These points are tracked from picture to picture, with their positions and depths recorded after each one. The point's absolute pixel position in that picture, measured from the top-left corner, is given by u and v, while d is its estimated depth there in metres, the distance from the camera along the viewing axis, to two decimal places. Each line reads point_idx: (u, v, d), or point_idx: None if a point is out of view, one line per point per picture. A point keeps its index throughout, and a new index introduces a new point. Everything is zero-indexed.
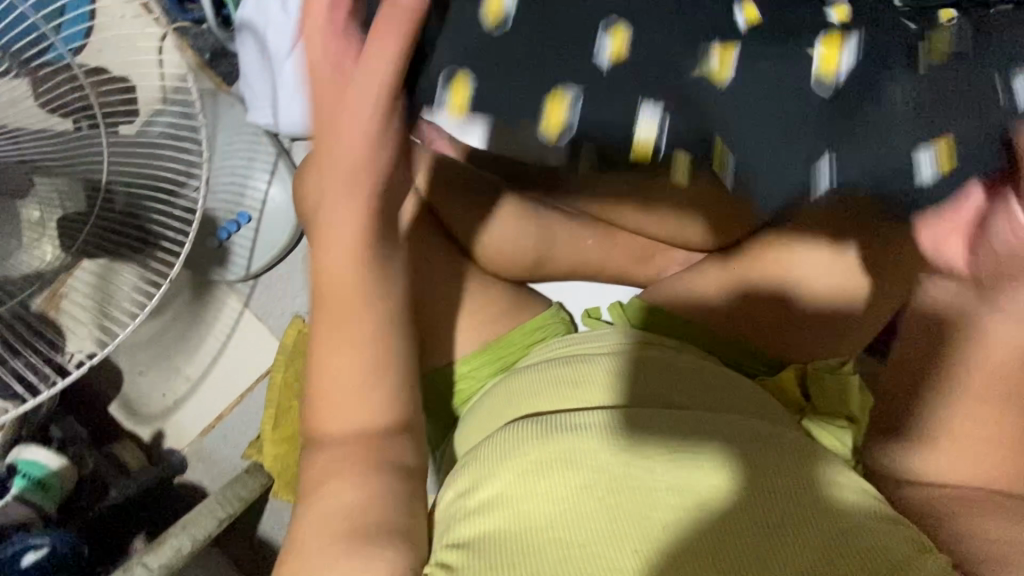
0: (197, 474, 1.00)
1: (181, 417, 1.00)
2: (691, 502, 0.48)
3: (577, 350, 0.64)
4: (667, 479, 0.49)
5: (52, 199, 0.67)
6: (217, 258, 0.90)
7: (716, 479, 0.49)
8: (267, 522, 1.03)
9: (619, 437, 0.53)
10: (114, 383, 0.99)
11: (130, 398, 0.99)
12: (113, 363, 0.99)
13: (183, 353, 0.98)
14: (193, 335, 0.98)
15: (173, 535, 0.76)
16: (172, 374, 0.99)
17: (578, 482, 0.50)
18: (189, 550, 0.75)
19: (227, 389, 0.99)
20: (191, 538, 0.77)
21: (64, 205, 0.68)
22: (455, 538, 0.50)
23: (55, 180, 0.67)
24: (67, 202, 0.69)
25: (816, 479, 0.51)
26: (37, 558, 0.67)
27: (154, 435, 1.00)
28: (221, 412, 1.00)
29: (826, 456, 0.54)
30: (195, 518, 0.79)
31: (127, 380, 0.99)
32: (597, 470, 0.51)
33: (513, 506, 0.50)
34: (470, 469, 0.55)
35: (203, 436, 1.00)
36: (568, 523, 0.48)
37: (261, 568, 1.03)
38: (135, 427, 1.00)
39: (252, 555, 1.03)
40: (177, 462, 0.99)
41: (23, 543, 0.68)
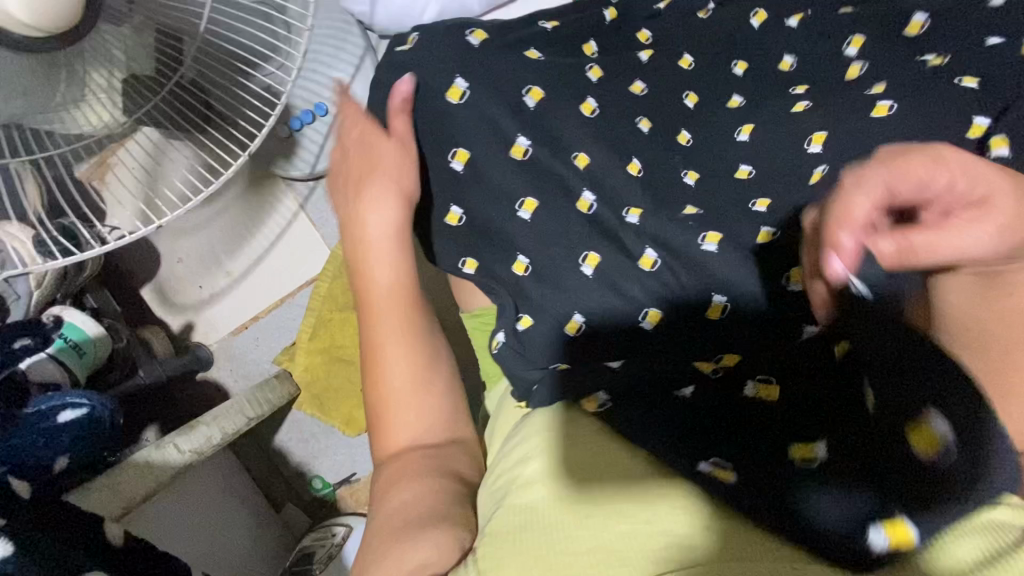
0: (222, 372, 0.97)
1: (215, 311, 0.97)
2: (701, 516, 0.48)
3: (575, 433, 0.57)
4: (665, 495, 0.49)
5: (116, 59, 0.63)
6: (284, 150, 0.86)
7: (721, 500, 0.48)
8: (285, 433, 1.00)
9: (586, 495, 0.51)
10: (151, 266, 0.95)
11: (164, 285, 0.95)
12: (152, 244, 0.94)
13: (228, 246, 0.94)
14: (243, 228, 0.94)
15: (204, 423, 0.73)
16: (213, 266, 0.95)
17: (570, 504, 0.50)
18: (220, 441, 0.72)
19: (268, 290, 0.96)
20: (221, 431, 0.74)
21: (131, 67, 0.64)
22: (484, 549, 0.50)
23: (127, 37, 0.62)
24: (135, 64, 0.65)
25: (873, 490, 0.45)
26: (75, 417, 0.62)
27: (184, 327, 0.97)
28: (258, 313, 0.97)
29: None
30: (225, 414, 0.76)
31: (165, 265, 0.94)
32: (569, 509, 0.50)
33: (524, 521, 0.50)
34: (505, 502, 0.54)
35: (234, 335, 0.97)
36: (575, 533, 0.48)
37: (273, 476, 1.01)
38: (165, 315, 0.96)
39: (264, 464, 1.01)
40: (204, 357, 0.94)
41: (60, 400, 0.62)
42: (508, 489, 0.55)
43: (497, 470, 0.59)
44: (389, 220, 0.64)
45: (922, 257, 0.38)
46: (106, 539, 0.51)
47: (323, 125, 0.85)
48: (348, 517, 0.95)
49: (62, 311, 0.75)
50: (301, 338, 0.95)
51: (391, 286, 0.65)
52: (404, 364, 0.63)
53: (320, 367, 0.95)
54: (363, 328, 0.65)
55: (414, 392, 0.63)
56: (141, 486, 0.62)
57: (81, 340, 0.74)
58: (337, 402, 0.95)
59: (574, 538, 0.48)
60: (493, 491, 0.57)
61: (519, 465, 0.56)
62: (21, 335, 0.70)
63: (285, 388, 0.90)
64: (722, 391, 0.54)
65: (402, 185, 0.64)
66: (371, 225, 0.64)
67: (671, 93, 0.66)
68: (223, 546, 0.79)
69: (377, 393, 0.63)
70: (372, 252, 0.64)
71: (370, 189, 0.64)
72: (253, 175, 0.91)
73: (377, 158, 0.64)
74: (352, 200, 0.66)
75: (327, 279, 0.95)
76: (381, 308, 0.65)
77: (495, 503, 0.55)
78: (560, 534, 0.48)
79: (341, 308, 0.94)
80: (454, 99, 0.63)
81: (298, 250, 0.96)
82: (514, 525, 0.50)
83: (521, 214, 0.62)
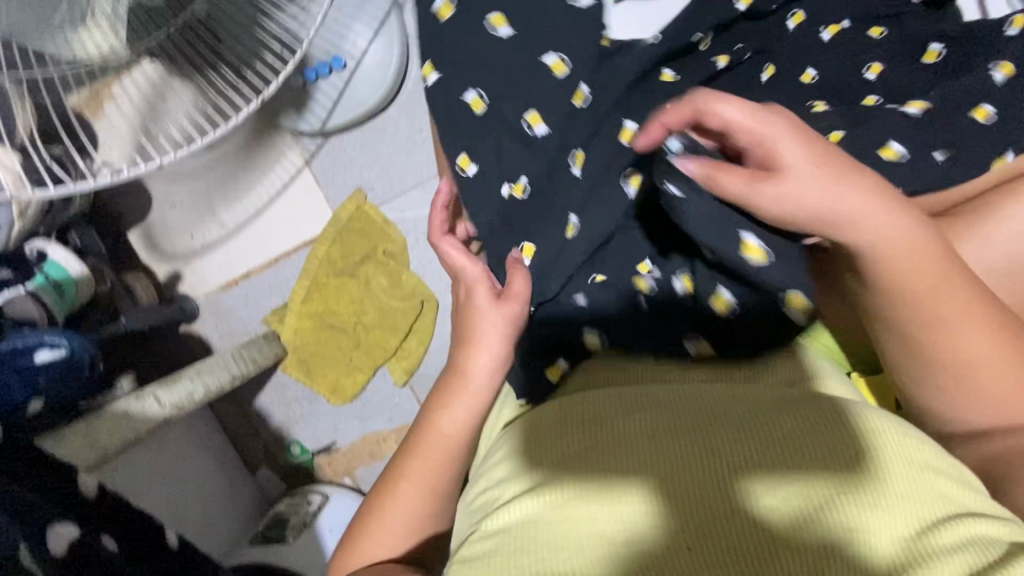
0: (206, 326, 0.94)
1: (204, 263, 0.93)
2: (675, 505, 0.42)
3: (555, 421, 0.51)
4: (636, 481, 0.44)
5: None
6: (296, 102, 0.82)
7: (696, 489, 0.43)
8: (267, 395, 0.97)
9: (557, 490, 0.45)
10: (142, 209, 0.91)
11: (153, 229, 0.91)
12: (145, 186, 0.90)
13: (224, 196, 0.90)
14: (241, 180, 0.90)
15: (188, 378, 0.70)
16: (206, 215, 0.91)
17: (543, 498, 0.45)
18: (201, 397, 0.69)
19: (262, 248, 0.92)
20: (204, 387, 0.71)
21: None
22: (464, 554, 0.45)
23: None
24: None
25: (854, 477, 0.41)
26: (53, 359, 0.58)
27: (170, 276, 0.93)
28: (250, 270, 0.93)
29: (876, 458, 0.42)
30: (208, 370, 0.74)
31: (155, 208, 0.91)
32: (541, 505, 0.45)
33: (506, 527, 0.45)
34: (487, 505, 0.49)
35: (223, 291, 0.94)
36: (556, 536, 0.42)
37: (252, 437, 0.99)
38: (152, 261, 0.93)
39: (243, 424, 0.99)
40: (191, 309, 0.91)
41: (37, 338, 0.58)
42: (488, 509, 0.49)
43: (481, 474, 0.54)
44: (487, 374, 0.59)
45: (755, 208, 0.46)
46: (80, 492, 0.48)
47: (339, 80, 0.80)
48: (325, 487, 0.93)
49: (45, 246, 0.71)
50: (293, 300, 0.91)
51: (449, 436, 0.58)
52: (418, 500, 0.58)
53: (309, 332, 0.92)
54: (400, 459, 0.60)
55: (410, 522, 0.58)
56: (120, 435, 0.59)
57: (65, 280, 0.70)
58: (324, 369, 0.93)
59: (535, 552, 0.42)
60: (472, 511, 0.51)
61: (502, 484, 0.50)
62: (5, 268, 0.68)
63: (271, 349, 0.88)
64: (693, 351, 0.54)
65: (500, 361, 0.59)
66: (459, 379, 0.59)
67: (707, 83, 0.63)
68: (195, 504, 0.77)
69: (383, 510, 0.59)
70: (451, 396, 0.59)
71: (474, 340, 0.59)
72: (257, 126, 0.88)
73: (486, 320, 0.58)
74: (455, 347, 0.61)
75: (327, 242, 0.90)
76: (428, 455, 0.58)
77: (475, 523, 0.49)
78: (532, 557, 0.41)
79: (338, 273, 0.91)
80: (518, 194, 0.61)
81: (299, 208, 0.91)
82: (482, 551, 0.44)
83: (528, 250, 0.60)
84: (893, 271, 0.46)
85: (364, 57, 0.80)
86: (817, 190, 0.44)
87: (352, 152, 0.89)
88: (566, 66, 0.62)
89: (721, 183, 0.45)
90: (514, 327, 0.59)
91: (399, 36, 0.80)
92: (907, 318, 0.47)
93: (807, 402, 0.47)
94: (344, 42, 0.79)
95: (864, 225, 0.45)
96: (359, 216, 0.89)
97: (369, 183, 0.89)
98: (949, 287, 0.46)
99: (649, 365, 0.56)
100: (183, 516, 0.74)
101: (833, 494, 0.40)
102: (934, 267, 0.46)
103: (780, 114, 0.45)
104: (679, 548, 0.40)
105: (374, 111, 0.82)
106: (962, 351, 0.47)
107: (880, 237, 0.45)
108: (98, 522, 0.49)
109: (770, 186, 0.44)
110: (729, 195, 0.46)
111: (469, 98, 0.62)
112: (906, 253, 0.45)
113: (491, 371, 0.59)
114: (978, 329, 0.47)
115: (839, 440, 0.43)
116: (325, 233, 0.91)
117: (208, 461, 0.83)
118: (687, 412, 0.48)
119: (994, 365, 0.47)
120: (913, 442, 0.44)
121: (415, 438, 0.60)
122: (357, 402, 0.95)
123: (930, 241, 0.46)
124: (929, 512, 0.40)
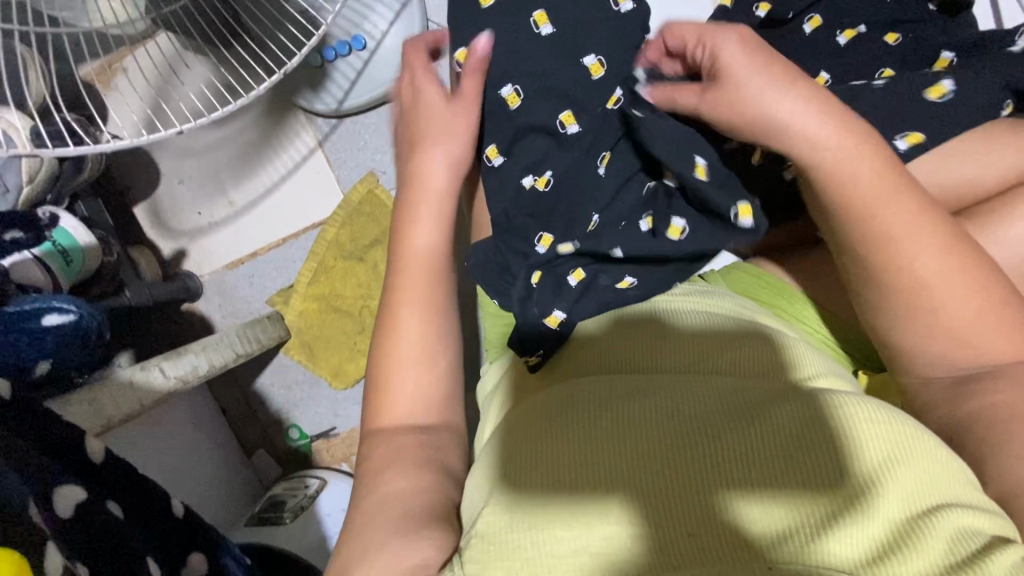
0: (209, 305, 0.93)
1: (211, 242, 0.92)
2: (668, 490, 0.42)
3: (554, 403, 0.51)
4: (630, 466, 0.44)
5: None
6: (313, 81, 0.82)
7: (689, 474, 0.43)
8: (268, 378, 0.96)
9: (557, 474, 0.46)
10: (149, 183, 0.90)
11: (160, 205, 0.91)
12: (153, 161, 0.89)
13: (234, 174, 0.90)
14: (252, 158, 0.89)
15: (192, 352, 0.69)
16: (214, 193, 0.90)
17: (545, 484, 0.46)
18: (205, 372, 0.69)
19: (270, 228, 0.92)
20: (207, 362, 0.70)
21: None
22: (475, 529, 0.45)
23: None
24: None
25: (846, 462, 0.41)
26: (60, 324, 0.57)
27: (175, 252, 0.93)
28: (256, 250, 0.92)
29: (870, 445, 0.42)
30: (213, 346, 0.73)
31: (163, 184, 0.90)
32: (541, 492, 0.45)
33: (513, 508, 0.45)
34: (498, 474, 0.49)
35: (228, 270, 0.93)
36: (560, 521, 0.43)
37: (251, 420, 0.98)
38: (157, 237, 0.92)
39: (243, 406, 0.98)
40: (194, 287, 0.91)
41: (46, 303, 0.57)
42: (495, 485, 0.48)
43: (487, 454, 0.54)
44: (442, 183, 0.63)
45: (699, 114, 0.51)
46: (86, 454, 0.48)
47: (358, 61, 0.80)
48: (323, 471, 0.92)
49: (58, 212, 0.70)
50: (299, 282, 0.91)
51: (424, 252, 0.62)
52: (417, 366, 0.59)
53: (315, 314, 0.91)
54: (388, 295, 0.62)
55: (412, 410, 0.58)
56: (123, 405, 0.58)
57: (72, 248, 0.69)
58: (327, 352, 0.92)
59: (520, 539, 0.43)
60: (479, 482, 0.51)
61: (508, 462, 0.49)
62: (12, 227, 0.65)
63: (275, 330, 0.87)
64: (692, 344, 0.54)
65: (455, 158, 0.63)
66: (423, 187, 0.64)
67: None
68: (193, 481, 0.77)
69: (385, 385, 0.59)
70: (418, 209, 0.63)
71: (433, 140, 0.64)
72: (271, 104, 0.87)
73: (443, 117, 0.63)
74: (407, 157, 0.65)
75: (336, 225, 0.90)
76: (410, 270, 0.62)
77: (481, 499, 0.49)
78: (538, 539, 0.42)
79: (346, 256, 0.90)
80: (541, 186, 0.62)
81: (310, 189, 0.90)
82: (495, 527, 0.44)
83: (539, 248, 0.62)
84: (837, 178, 0.47)
85: (383, 39, 0.80)
86: (754, 87, 0.47)
87: (366, 135, 0.89)
88: (604, 68, 0.62)
89: (676, 99, 0.52)
90: (468, 123, 0.64)
91: (420, 19, 0.80)
92: (851, 229, 0.48)
93: (793, 392, 0.47)
94: (364, 23, 0.79)
95: (798, 124, 0.46)
96: (370, 200, 0.89)
97: (381, 167, 0.89)
98: (896, 199, 0.47)
99: (649, 338, 0.56)
100: (183, 492, 0.74)
101: (809, 492, 0.41)
102: (876, 184, 0.46)
103: (725, 41, 0.48)
104: (654, 543, 0.40)
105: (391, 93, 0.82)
106: (918, 270, 0.46)
107: (820, 134, 0.46)
108: (104, 488, 0.48)
109: (713, 92, 0.49)
110: (684, 111, 0.52)
111: (506, 92, 0.62)
112: (846, 165, 0.47)
113: (450, 167, 0.63)
114: (936, 250, 0.46)
115: (822, 433, 0.43)
116: (334, 215, 0.90)
117: (205, 440, 0.82)
118: (682, 399, 0.48)
119: (957, 292, 0.46)
120: (904, 431, 0.43)
121: (395, 266, 0.62)
122: (359, 388, 0.95)
123: (872, 159, 0.47)
124: (914, 504, 0.40)
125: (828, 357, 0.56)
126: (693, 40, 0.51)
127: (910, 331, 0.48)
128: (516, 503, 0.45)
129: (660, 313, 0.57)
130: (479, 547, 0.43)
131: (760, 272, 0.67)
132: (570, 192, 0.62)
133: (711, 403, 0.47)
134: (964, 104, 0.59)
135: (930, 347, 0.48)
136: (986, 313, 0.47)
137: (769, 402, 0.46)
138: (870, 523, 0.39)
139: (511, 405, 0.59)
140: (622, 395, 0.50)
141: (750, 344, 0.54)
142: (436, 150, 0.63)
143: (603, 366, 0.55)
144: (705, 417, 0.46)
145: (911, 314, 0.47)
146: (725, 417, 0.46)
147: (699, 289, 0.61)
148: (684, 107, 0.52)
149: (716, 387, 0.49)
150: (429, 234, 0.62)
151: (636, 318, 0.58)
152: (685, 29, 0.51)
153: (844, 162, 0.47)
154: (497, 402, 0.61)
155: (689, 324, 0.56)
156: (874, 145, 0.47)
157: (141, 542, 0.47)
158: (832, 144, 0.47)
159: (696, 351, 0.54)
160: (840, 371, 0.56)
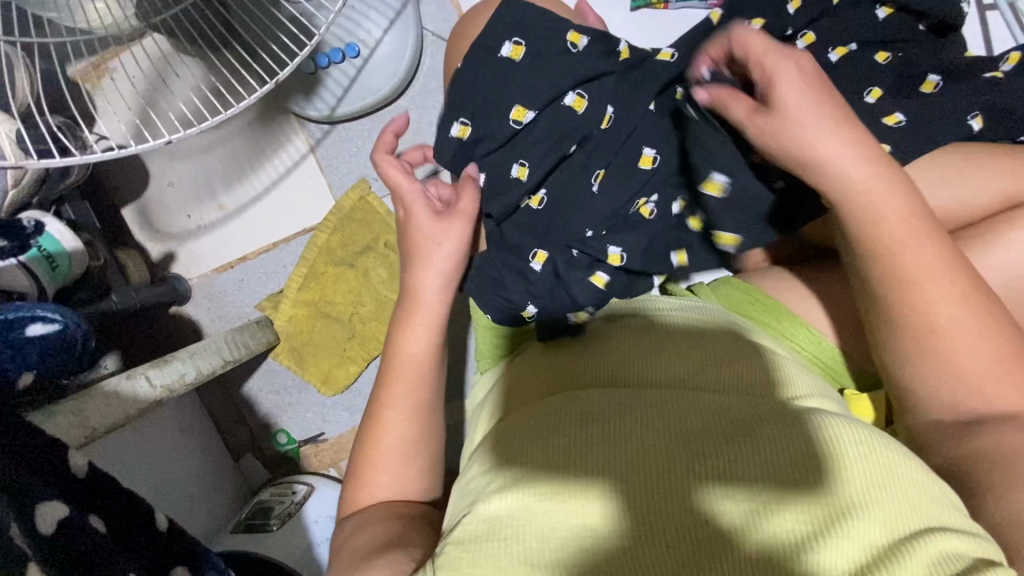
0: (198, 309, 0.93)
1: (200, 246, 0.92)
2: (651, 504, 0.43)
3: (544, 415, 0.52)
4: (614, 478, 0.45)
5: None
6: (306, 87, 0.81)
7: (672, 489, 0.43)
8: (256, 383, 0.96)
9: (540, 481, 0.46)
10: (138, 186, 0.90)
11: (149, 208, 0.90)
12: (143, 165, 0.89)
13: (224, 179, 0.89)
14: (243, 163, 0.89)
15: (179, 360, 0.68)
16: (204, 197, 0.90)
17: (528, 492, 0.46)
18: (193, 380, 0.68)
19: (261, 232, 0.91)
20: (195, 369, 0.70)
21: None
22: (457, 535, 0.46)
23: None
24: None
25: (826, 483, 0.42)
26: (45, 333, 0.56)
27: (164, 256, 0.92)
28: (247, 255, 0.92)
29: (852, 466, 0.42)
30: (200, 351, 0.73)
31: (153, 187, 0.89)
32: (524, 498, 0.46)
33: (496, 515, 0.45)
34: (483, 482, 0.50)
35: (217, 274, 0.92)
36: (543, 530, 0.43)
37: (239, 425, 0.98)
38: (145, 241, 0.91)
39: (231, 411, 0.97)
40: (182, 290, 0.90)
41: (29, 311, 0.56)
42: (479, 494, 0.49)
43: (474, 463, 0.55)
44: (439, 273, 0.61)
45: (754, 132, 0.49)
46: (70, 468, 0.47)
47: (352, 68, 0.80)
48: (311, 477, 0.92)
49: (43, 218, 0.69)
50: (289, 288, 0.90)
51: (415, 357, 0.60)
52: (413, 393, 0.59)
53: (305, 320, 0.91)
54: (375, 395, 0.60)
55: (404, 420, 0.59)
56: (109, 415, 0.58)
57: (57, 252, 0.68)
58: (316, 357, 0.92)
59: (496, 547, 0.43)
60: (466, 492, 0.51)
61: (493, 473, 0.50)
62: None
63: (264, 336, 0.87)
64: (682, 359, 0.55)
65: (446, 270, 0.61)
66: (414, 300, 0.61)
67: None
68: (178, 488, 0.76)
69: (380, 413, 0.59)
70: (411, 319, 0.60)
71: (425, 245, 0.61)
72: (263, 109, 0.87)
73: (435, 229, 0.61)
74: (403, 268, 0.63)
75: (327, 230, 0.89)
76: (401, 380, 0.59)
77: (466, 507, 0.49)
78: (519, 546, 0.43)
79: (338, 261, 0.90)
80: (534, 204, 0.63)
81: (302, 193, 0.90)
82: (479, 532, 0.45)
83: (533, 265, 0.62)
84: (860, 210, 0.48)
85: (378, 46, 0.80)
86: (812, 116, 0.47)
87: (359, 141, 0.89)
88: (586, 102, 0.60)
89: (726, 106, 0.50)
90: (460, 239, 0.61)
91: (414, 28, 0.80)
92: (868, 262, 0.49)
93: (780, 411, 0.48)
94: (359, 31, 0.78)
95: (835, 159, 0.47)
96: (362, 207, 0.89)
97: (373, 174, 0.89)
98: (919, 239, 0.48)
99: (639, 352, 0.56)
100: (169, 499, 0.74)
101: (788, 508, 0.41)
102: (901, 220, 0.48)
103: (802, 66, 0.48)
104: (630, 552, 0.41)
105: (386, 101, 0.82)
106: (934, 314, 0.47)
107: (857, 170, 0.47)
108: (89, 501, 0.48)
109: (768, 114, 0.48)
110: (735, 123, 0.51)
111: (514, 170, 0.61)
112: (874, 200, 0.48)
113: (444, 278, 0.61)
114: (950, 290, 0.47)
115: (805, 452, 0.43)
116: (325, 221, 0.89)
117: (190, 446, 0.81)
118: (670, 413, 0.49)
119: (983, 354, 0.47)
120: (887, 454, 0.43)
121: (386, 373, 0.60)
122: (348, 393, 0.94)
123: (901, 199, 0.48)
124: (898, 529, 0.40)
125: (816, 379, 0.57)
126: (755, 57, 0.48)
127: (919, 371, 0.49)
128: (498, 510, 0.46)
129: (651, 325, 0.59)
130: (461, 554, 0.43)
131: (748, 288, 0.68)
132: (563, 207, 0.62)
133: (697, 418, 0.48)
134: (950, 130, 0.59)
135: (933, 383, 0.48)
136: (994, 356, 0.47)
137: (755, 420, 0.47)
138: (850, 543, 0.39)
139: (501, 412, 0.59)
140: (610, 408, 0.50)
141: (738, 360, 0.54)
142: (428, 249, 0.61)
143: (595, 378, 0.56)
144: (691, 432, 0.47)
145: (920, 350, 0.48)
146: (710, 433, 0.46)
147: (692, 308, 0.62)
148: (733, 119, 0.50)
149: (704, 403, 0.50)
150: (420, 339, 0.60)
151: (629, 335, 0.59)
152: (754, 42, 0.48)
153: (878, 203, 0.48)
154: (487, 411, 0.61)
155: (679, 338, 0.57)
156: (906, 184, 0.48)
157: (124, 556, 0.47)
158: (868, 181, 0.47)
159: (687, 366, 0.54)
160: (824, 387, 0.56)
